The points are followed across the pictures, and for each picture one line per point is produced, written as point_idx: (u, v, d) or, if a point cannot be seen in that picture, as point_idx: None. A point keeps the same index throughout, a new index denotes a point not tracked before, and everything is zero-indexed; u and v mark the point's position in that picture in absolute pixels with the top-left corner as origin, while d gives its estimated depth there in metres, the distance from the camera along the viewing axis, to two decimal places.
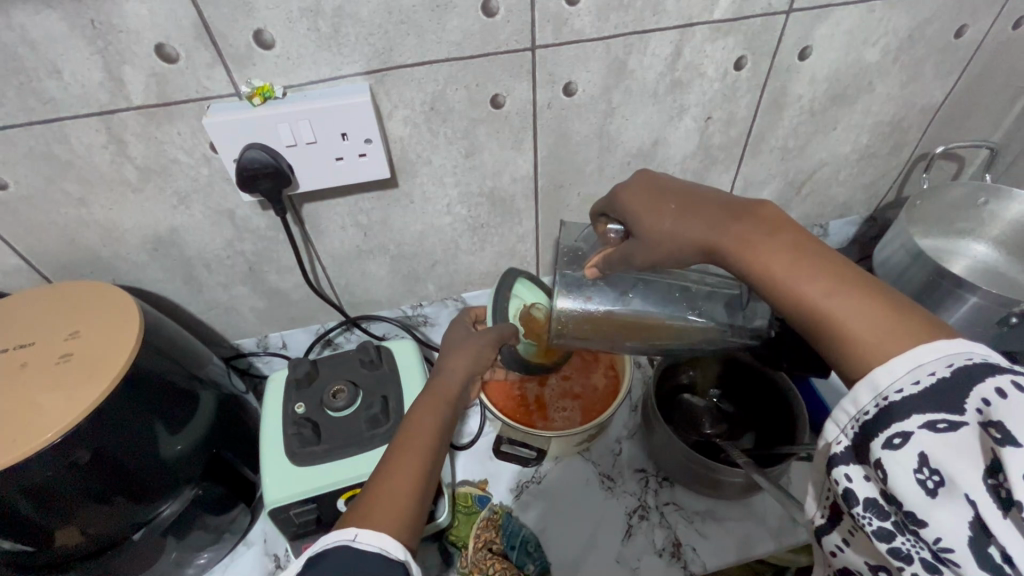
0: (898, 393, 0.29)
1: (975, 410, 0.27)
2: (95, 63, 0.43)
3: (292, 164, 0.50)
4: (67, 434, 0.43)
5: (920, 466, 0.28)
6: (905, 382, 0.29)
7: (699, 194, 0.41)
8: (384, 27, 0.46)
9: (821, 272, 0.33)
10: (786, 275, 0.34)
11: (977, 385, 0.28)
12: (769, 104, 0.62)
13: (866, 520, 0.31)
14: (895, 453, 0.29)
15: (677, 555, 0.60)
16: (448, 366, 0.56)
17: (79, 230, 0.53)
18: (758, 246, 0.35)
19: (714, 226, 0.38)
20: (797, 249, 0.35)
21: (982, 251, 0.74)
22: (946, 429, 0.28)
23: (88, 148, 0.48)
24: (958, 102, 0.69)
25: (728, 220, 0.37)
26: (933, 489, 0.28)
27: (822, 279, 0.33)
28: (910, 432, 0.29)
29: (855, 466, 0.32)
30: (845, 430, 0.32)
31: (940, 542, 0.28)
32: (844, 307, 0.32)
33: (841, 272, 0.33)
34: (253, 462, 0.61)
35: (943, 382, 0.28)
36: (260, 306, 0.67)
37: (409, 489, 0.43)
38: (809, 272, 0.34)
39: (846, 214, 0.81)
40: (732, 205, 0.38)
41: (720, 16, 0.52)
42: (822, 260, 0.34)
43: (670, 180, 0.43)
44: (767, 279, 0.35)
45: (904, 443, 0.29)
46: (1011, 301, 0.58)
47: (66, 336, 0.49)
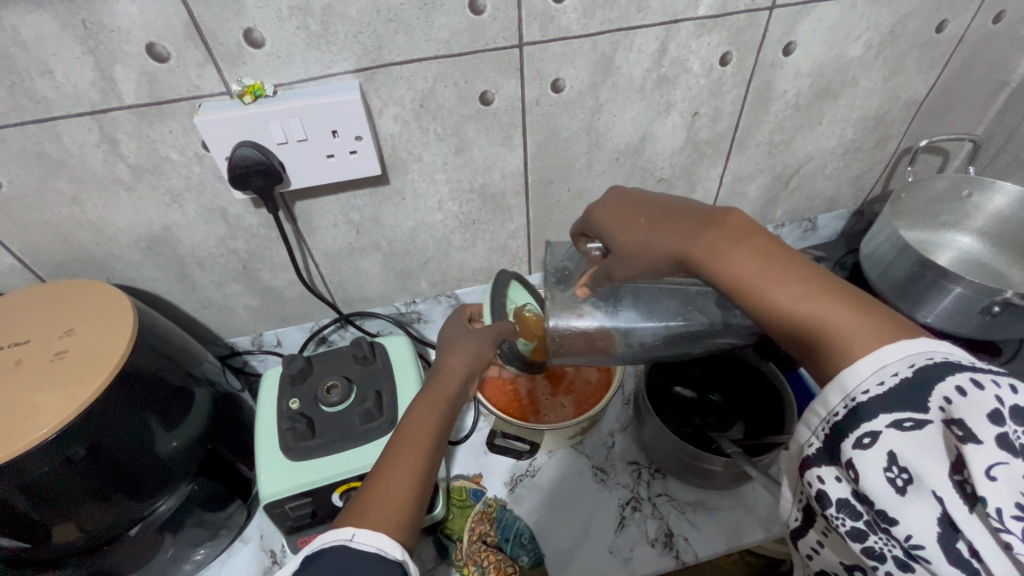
0: (864, 393, 0.30)
1: (938, 408, 0.28)
2: (87, 63, 0.43)
3: (284, 161, 0.51)
4: (62, 431, 0.43)
5: (889, 465, 0.29)
6: (871, 382, 0.30)
7: (670, 207, 0.41)
8: (373, 25, 0.47)
9: (791, 278, 0.34)
10: (756, 281, 0.35)
11: (938, 383, 0.29)
12: (755, 99, 0.63)
13: (840, 521, 0.32)
14: (864, 454, 0.30)
15: (669, 544, 0.61)
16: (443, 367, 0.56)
17: (72, 229, 0.54)
18: (726, 256, 0.36)
19: (684, 235, 0.38)
20: (767, 255, 0.35)
21: (967, 243, 0.75)
22: (913, 427, 0.29)
23: (80, 147, 0.48)
24: (940, 96, 0.70)
25: (697, 228, 0.38)
26: (902, 487, 0.29)
27: (790, 286, 0.34)
28: (879, 431, 0.29)
29: (827, 467, 0.32)
30: (817, 432, 0.33)
31: (911, 539, 0.29)
32: (815, 311, 0.33)
33: (809, 277, 0.34)
34: (248, 458, 0.62)
35: (906, 382, 0.29)
36: (254, 304, 0.68)
37: (402, 491, 0.43)
38: (778, 281, 0.34)
39: (835, 208, 0.82)
40: (701, 214, 0.39)
41: (704, 13, 0.53)
42: (790, 267, 0.34)
43: (641, 192, 0.45)
44: (738, 288, 0.35)
45: (873, 443, 0.30)
46: (994, 290, 0.59)
47: (62, 333, 0.49)
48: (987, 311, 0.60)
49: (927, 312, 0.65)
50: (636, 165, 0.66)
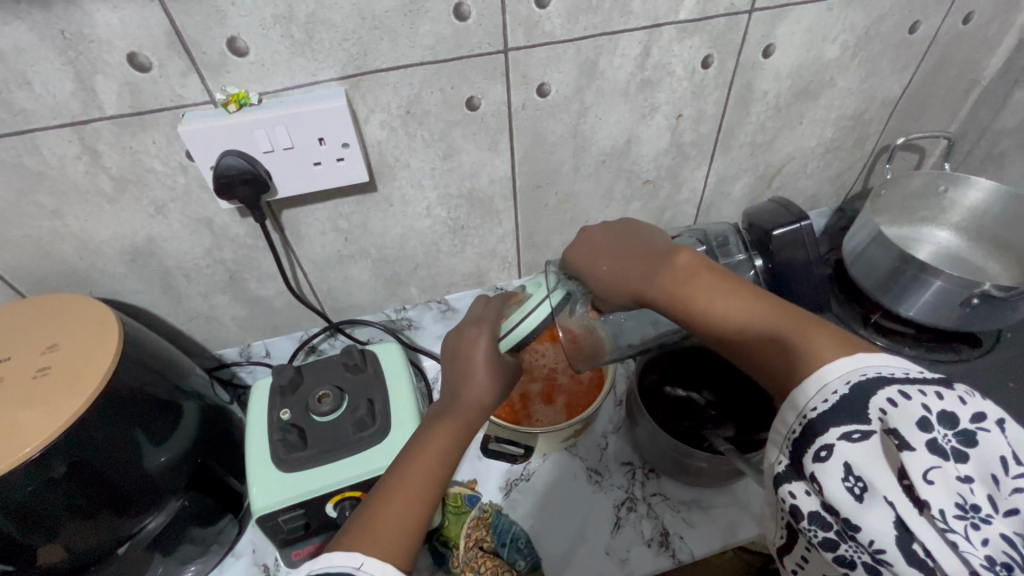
0: (813, 410, 0.32)
1: (877, 418, 0.30)
2: (66, 74, 0.43)
3: (270, 169, 0.50)
4: (45, 450, 0.43)
5: (846, 475, 0.30)
6: (817, 400, 0.32)
7: (634, 246, 0.45)
8: (358, 32, 0.47)
9: (749, 305, 0.37)
10: (714, 307, 0.38)
11: (872, 396, 0.30)
12: (737, 100, 0.64)
13: (812, 532, 0.33)
14: (823, 466, 0.31)
15: (665, 543, 0.61)
16: (471, 380, 0.50)
17: (54, 243, 0.53)
18: (687, 290, 0.39)
19: (643, 270, 0.42)
20: (717, 285, 0.39)
21: (944, 237, 0.76)
22: (860, 438, 0.30)
23: (61, 159, 0.47)
24: (915, 95, 0.72)
25: (652, 264, 0.42)
26: (860, 495, 0.30)
27: (751, 312, 0.37)
28: (832, 444, 0.31)
29: (796, 483, 0.33)
30: (781, 450, 0.34)
31: (874, 544, 0.29)
32: (760, 332, 0.36)
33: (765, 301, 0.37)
34: (238, 471, 0.61)
35: (847, 398, 0.31)
36: (242, 314, 0.67)
37: (411, 510, 0.40)
38: (738, 309, 0.37)
39: (816, 207, 0.84)
40: (659, 251, 0.44)
41: (685, 17, 0.54)
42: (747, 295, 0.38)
43: (609, 225, 0.49)
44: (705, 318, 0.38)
45: (829, 456, 0.31)
46: (970, 282, 0.60)
47: (44, 349, 0.48)
48: (967, 303, 0.62)
49: (909, 305, 0.67)
50: (622, 167, 0.66)
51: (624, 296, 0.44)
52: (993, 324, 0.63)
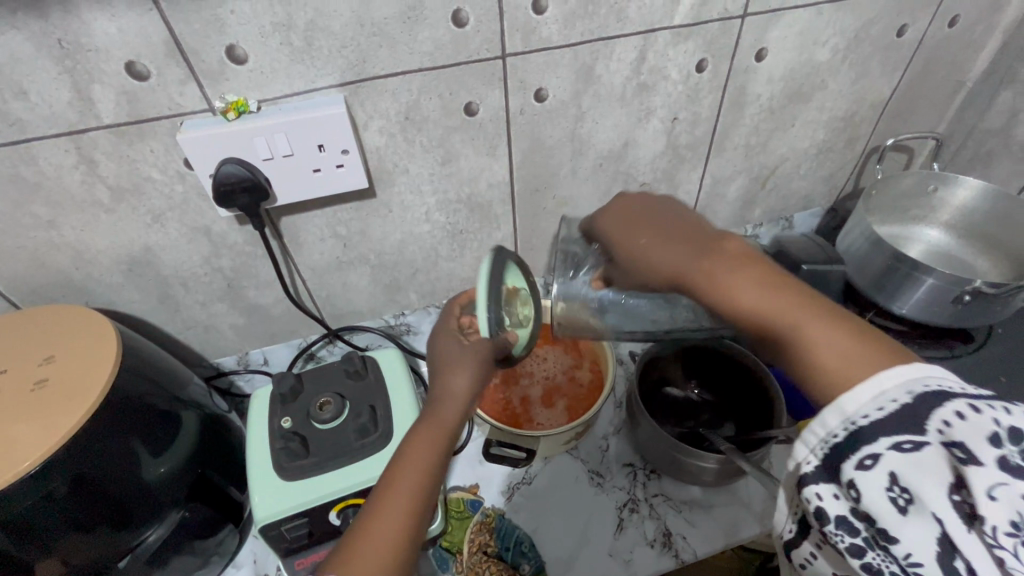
0: (864, 418, 0.30)
1: (937, 431, 0.29)
2: (63, 83, 0.42)
3: (269, 177, 0.50)
4: (43, 463, 0.42)
5: (891, 484, 0.30)
6: (870, 408, 0.30)
7: (674, 227, 0.44)
8: (357, 39, 0.47)
9: (794, 304, 0.36)
10: (753, 301, 0.37)
11: (935, 408, 0.29)
12: (730, 103, 0.64)
13: (839, 537, 0.32)
14: (866, 474, 0.30)
15: (668, 544, 0.62)
16: (445, 381, 0.48)
17: (50, 254, 0.52)
18: (726, 281, 0.38)
19: (673, 251, 0.42)
20: (760, 280, 0.37)
21: (934, 235, 0.78)
22: (911, 449, 0.29)
23: (57, 169, 0.47)
24: (904, 96, 0.73)
25: (690, 250, 0.41)
26: (903, 507, 0.30)
27: (795, 310, 0.35)
28: (880, 454, 0.30)
29: (825, 485, 0.32)
30: (813, 451, 0.32)
31: (910, 557, 0.30)
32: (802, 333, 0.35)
33: (811, 302, 0.36)
34: (239, 481, 0.61)
35: (907, 408, 0.29)
36: (240, 323, 0.66)
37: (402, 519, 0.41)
38: (781, 306, 0.36)
39: (810, 207, 0.85)
40: (701, 236, 0.42)
41: (680, 22, 0.55)
42: (792, 294, 0.36)
43: (649, 201, 0.48)
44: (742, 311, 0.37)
45: (875, 464, 0.30)
46: (961, 279, 0.61)
47: (41, 362, 0.47)
48: (959, 300, 0.63)
49: (902, 302, 0.68)
50: (619, 170, 0.67)
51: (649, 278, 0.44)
52: (984, 320, 0.64)
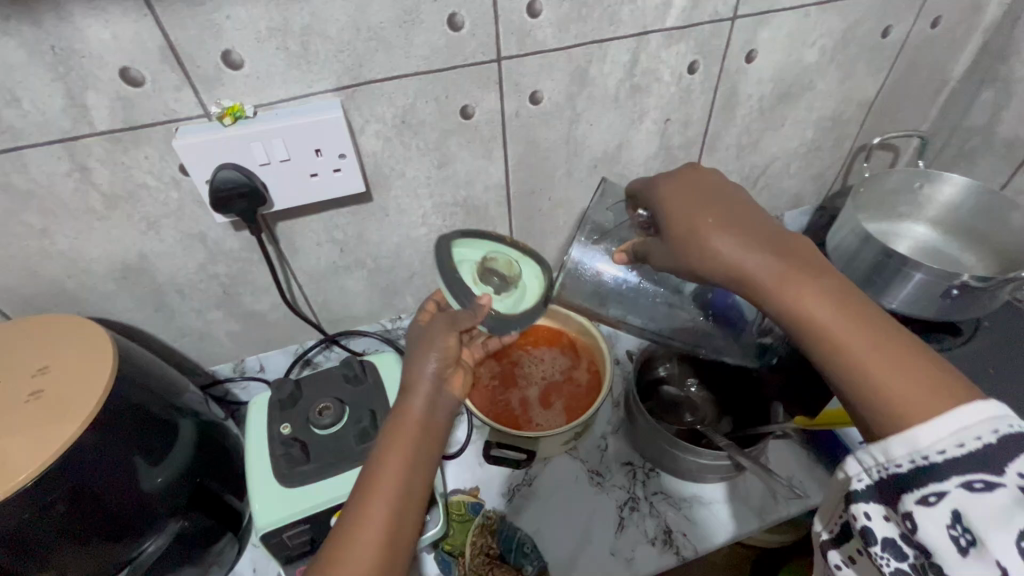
0: (939, 454, 0.31)
1: (1014, 476, 0.30)
2: (57, 90, 0.42)
3: (267, 182, 0.50)
4: (41, 476, 0.41)
5: (953, 522, 0.31)
6: (949, 444, 0.31)
7: (746, 216, 0.42)
8: (353, 44, 0.47)
9: (861, 324, 0.36)
10: (820, 313, 0.37)
11: (1015, 454, 0.30)
12: (722, 104, 0.65)
13: (884, 560, 0.34)
14: (928, 509, 0.32)
15: (669, 541, 0.62)
16: (416, 367, 0.47)
17: (42, 262, 0.51)
18: (796, 287, 0.38)
19: (745, 249, 0.40)
20: (830, 292, 0.37)
21: (922, 231, 0.79)
22: (982, 489, 0.30)
23: (50, 177, 0.46)
24: (890, 95, 0.75)
25: (762, 248, 0.40)
26: (964, 547, 0.30)
27: (862, 331, 0.36)
28: (945, 491, 0.31)
29: (874, 505, 0.34)
30: (869, 472, 0.35)
31: None
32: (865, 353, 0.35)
33: (878, 325, 0.36)
34: (237, 488, 0.60)
35: (987, 448, 0.30)
36: (236, 329, 0.66)
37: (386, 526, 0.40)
38: (851, 323, 0.36)
39: (800, 205, 0.86)
40: (775, 234, 0.41)
41: (672, 24, 0.56)
42: (862, 314, 0.37)
43: (717, 184, 0.44)
44: (806, 319, 0.37)
45: (938, 501, 0.31)
46: (949, 274, 0.62)
47: (35, 372, 0.47)
48: (947, 293, 0.64)
49: (892, 297, 0.69)
50: (613, 171, 0.68)
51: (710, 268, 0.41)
52: (973, 313, 0.66)
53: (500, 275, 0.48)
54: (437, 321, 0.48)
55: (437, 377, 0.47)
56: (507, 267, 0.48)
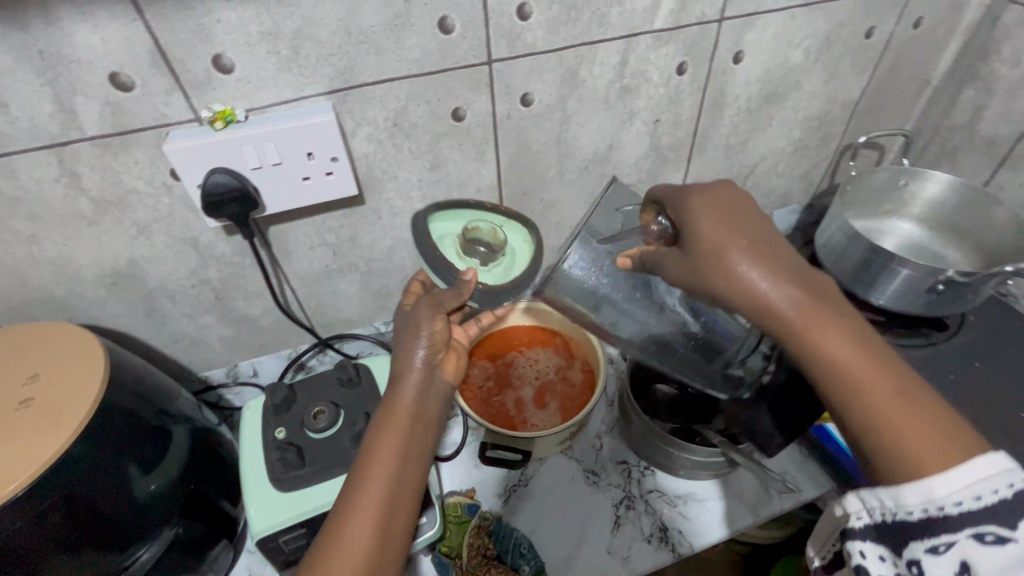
0: (954, 505, 0.31)
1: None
2: (45, 95, 0.42)
3: (259, 186, 0.50)
4: (31, 485, 0.41)
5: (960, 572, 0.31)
6: (966, 495, 0.31)
7: (777, 247, 0.39)
8: (345, 48, 0.47)
9: (881, 372, 0.36)
10: (842, 357, 0.36)
11: None
12: (710, 105, 0.66)
13: None
14: (936, 557, 0.31)
15: (665, 539, 0.62)
16: (405, 355, 0.49)
17: (31, 269, 0.51)
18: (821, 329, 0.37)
19: (774, 283, 0.37)
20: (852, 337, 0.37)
21: (908, 228, 0.81)
22: (993, 541, 0.30)
23: (38, 183, 0.46)
24: (874, 95, 0.76)
25: (792, 284, 0.37)
26: None
27: (881, 379, 0.35)
28: (954, 541, 0.31)
29: (871, 544, 0.34)
30: (871, 511, 0.34)
31: None
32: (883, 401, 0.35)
33: (895, 373, 0.36)
34: (232, 494, 0.60)
35: (1003, 502, 0.30)
36: (229, 334, 0.65)
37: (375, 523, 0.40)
38: (870, 369, 0.36)
39: (788, 203, 0.87)
40: (803, 270, 0.39)
41: (660, 27, 0.57)
42: (881, 362, 0.36)
43: (748, 205, 0.41)
44: (828, 362, 0.36)
45: (948, 550, 0.31)
46: (934, 269, 0.63)
47: (25, 381, 0.46)
48: (933, 288, 0.65)
49: (880, 293, 0.70)
50: (605, 172, 0.68)
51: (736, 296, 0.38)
52: (959, 307, 0.67)
53: (486, 245, 0.49)
54: (417, 304, 0.50)
55: (426, 364, 0.49)
56: (492, 236, 0.49)
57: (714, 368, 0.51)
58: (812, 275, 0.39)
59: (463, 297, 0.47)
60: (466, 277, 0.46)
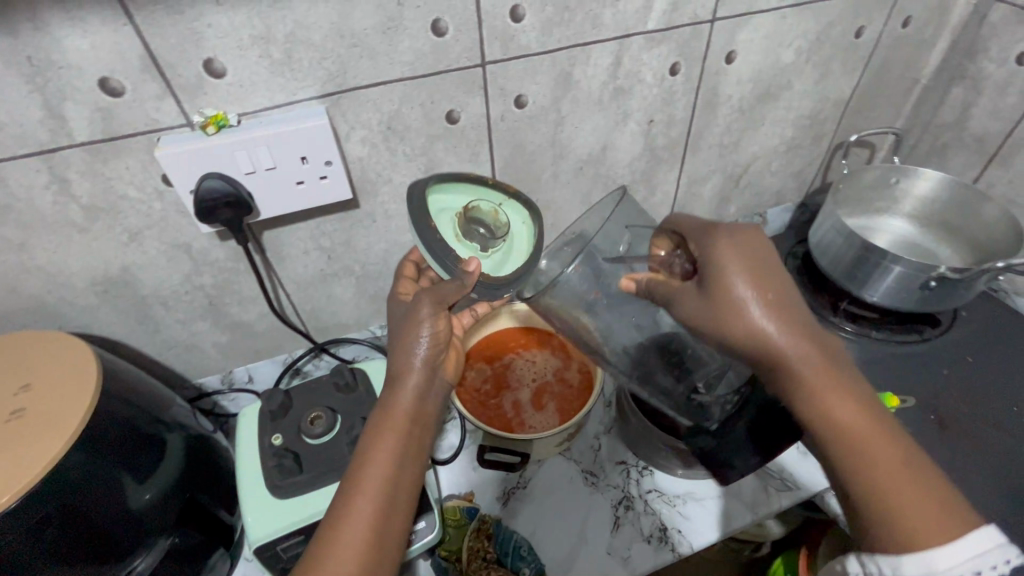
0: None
1: None
2: (34, 102, 0.41)
3: (252, 191, 0.49)
4: (24, 497, 0.40)
5: None
6: (966, 567, 0.32)
7: (797, 311, 0.42)
8: (337, 51, 0.47)
9: (881, 440, 0.39)
10: (847, 423, 0.39)
11: None
12: (703, 105, 0.67)
13: None
14: None
15: (665, 539, 0.62)
16: (402, 354, 0.48)
17: (21, 278, 0.50)
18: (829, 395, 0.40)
19: (790, 344, 0.41)
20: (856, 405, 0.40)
21: (899, 225, 0.81)
22: None
23: (28, 190, 0.45)
24: (865, 94, 0.77)
25: (807, 349, 0.41)
26: None
27: (880, 447, 0.38)
28: None
29: None
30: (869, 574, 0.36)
31: None
32: (882, 468, 0.38)
33: (896, 444, 0.39)
34: (228, 502, 0.59)
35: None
36: (224, 340, 0.65)
37: (369, 523, 0.40)
38: (872, 438, 0.39)
39: (781, 202, 0.87)
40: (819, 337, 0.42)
41: (653, 27, 0.57)
42: (883, 431, 0.39)
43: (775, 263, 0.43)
44: (834, 425, 0.40)
45: None
46: (927, 266, 0.64)
47: (17, 391, 0.46)
48: (926, 285, 0.66)
49: (873, 290, 0.70)
50: (599, 173, 0.68)
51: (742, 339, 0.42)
52: (951, 303, 0.68)
53: (486, 227, 0.49)
54: (419, 296, 0.49)
55: (426, 365, 0.48)
56: (492, 218, 0.49)
57: (678, 385, 0.50)
58: (826, 342, 0.42)
59: (466, 288, 0.45)
60: (470, 269, 0.44)
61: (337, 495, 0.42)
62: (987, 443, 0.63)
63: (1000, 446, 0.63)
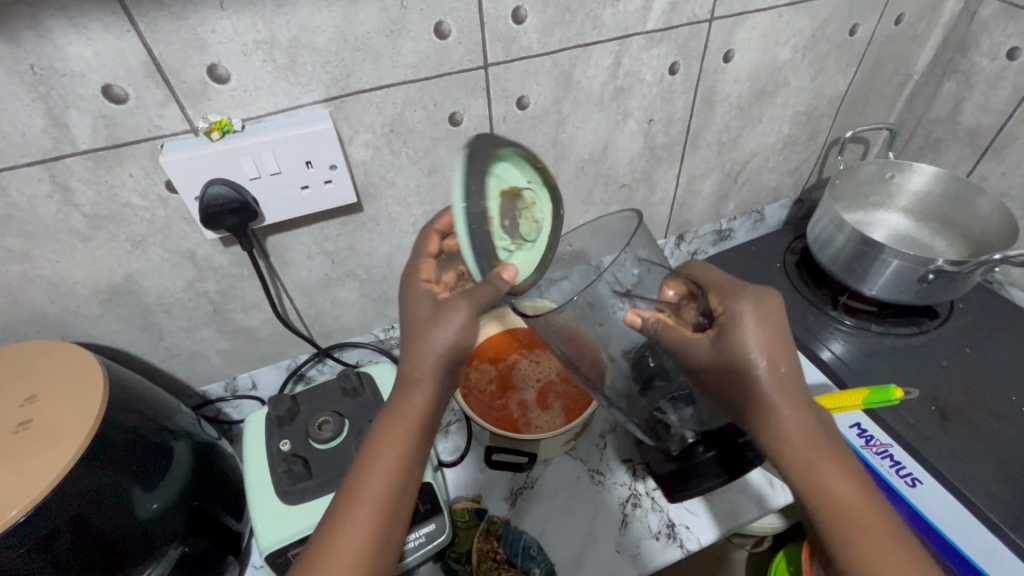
0: None
1: None
2: (37, 110, 0.41)
3: (257, 196, 0.49)
4: (34, 511, 0.40)
5: None
6: None
7: (800, 385, 0.44)
8: (341, 55, 0.47)
9: (867, 518, 0.40)
10: (837, 498, 0.41)
11: None
12: (702, 103, 0.67)
13: None
14: None
15: (673, 535, 0.63)
16: (414, 358, 0.44)
17: (23, 288, 0.50)
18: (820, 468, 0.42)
19: (787, 414, 0.43)
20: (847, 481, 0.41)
21: (895, 220, 0.82)
22: None
23: (30, 199, 0.45)
24: (859, 90, 0.78)
25: (803, 420, 0.43)
26: None
27: (867, 525, 0.40)
28: None
29: None
30: None
31: None
32: (867, 546, 0.39)
33: (883, 524, 0.40)
34: (237, 510, 0.59)
35: None
36: (227, 347, 0.64)
37: (366, 531, 0.40)
38: (859, 515, 0.40)
39: (779, 199, 0.88)
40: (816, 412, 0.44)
41: (652, 27, 0.57)
42: (870, 510, 0.40)
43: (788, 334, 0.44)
44: (823, 497, 0.41)
45: None
46: (924, 260, 0.65)
47: (22, 403, 0.45)
48: (924, 279, 0.67)
49: (872, 284, 0.71)
50: (600, 173, 0.69)
51: (751, 411, 0.44)
52: (948, 296, 0.69)
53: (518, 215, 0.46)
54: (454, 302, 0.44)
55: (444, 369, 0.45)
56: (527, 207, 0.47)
57: (643, 402, 0.55)
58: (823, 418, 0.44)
59: (500, 295, 0.43)
60: (505, 277, 0.41)
61: (337, 498, 0.42)
62: (987, 433, 0.64)
63: (1000, 435, 0.64)
